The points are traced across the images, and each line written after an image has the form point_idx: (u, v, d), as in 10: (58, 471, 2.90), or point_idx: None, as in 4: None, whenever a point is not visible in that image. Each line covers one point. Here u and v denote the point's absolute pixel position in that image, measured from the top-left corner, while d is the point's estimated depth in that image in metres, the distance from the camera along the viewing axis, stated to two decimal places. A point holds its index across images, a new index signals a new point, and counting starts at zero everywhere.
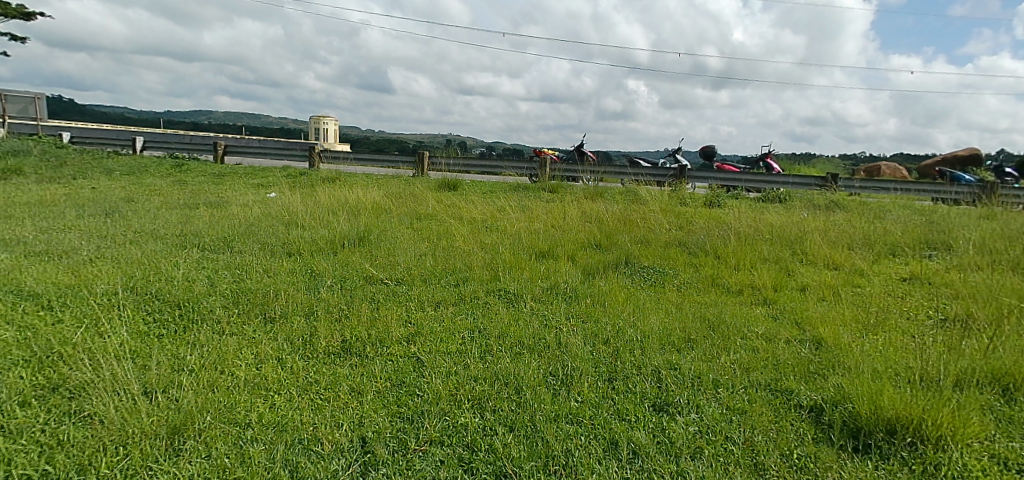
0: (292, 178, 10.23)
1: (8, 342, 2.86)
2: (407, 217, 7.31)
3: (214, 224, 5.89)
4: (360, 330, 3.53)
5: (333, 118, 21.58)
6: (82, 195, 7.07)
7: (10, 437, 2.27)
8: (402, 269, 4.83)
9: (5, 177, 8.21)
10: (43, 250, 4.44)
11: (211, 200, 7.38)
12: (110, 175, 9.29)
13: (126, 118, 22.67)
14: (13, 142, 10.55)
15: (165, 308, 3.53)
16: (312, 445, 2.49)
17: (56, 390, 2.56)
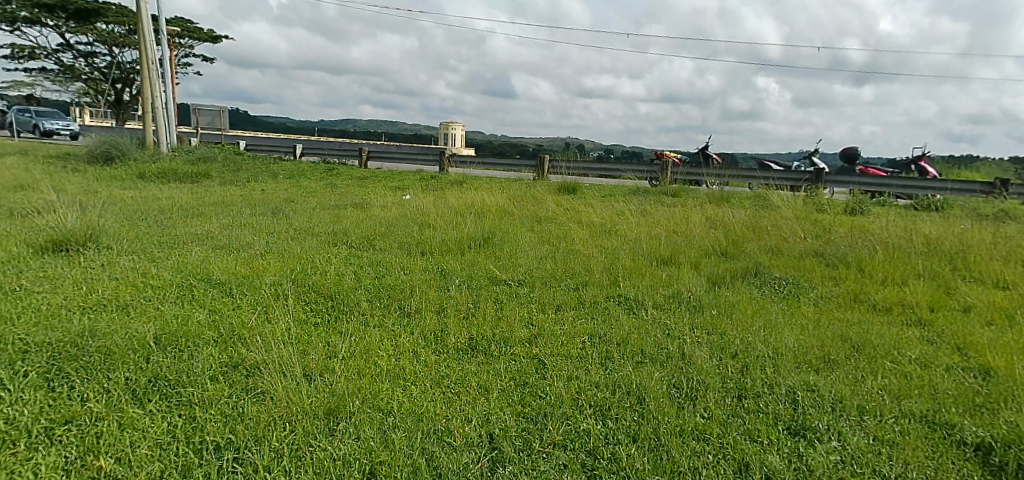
0: (424, 181, 10.86)
1: (201, 322, 3.33)
2: (528, 220, 7.49)
3: (358, 223, 6.43)
4: (485, 329, 3.68)
5: (459, 123, 22.56)
6: (252, 196, 8.05)
7: (203, 406, 2.59)
8: (524, 270, 4.96)
9: (197, 181, 9.56)
10: (224, 244, 5.12)
11: (356, 201, 8.06)
12: (275, 178, 10.47)
13: (282, 127, 25.36)
14: (201, 150, 12.26)
15: (319, 300, 3.92)
16: (445, 436, 2.65)
17: (236, 367, 2.92)
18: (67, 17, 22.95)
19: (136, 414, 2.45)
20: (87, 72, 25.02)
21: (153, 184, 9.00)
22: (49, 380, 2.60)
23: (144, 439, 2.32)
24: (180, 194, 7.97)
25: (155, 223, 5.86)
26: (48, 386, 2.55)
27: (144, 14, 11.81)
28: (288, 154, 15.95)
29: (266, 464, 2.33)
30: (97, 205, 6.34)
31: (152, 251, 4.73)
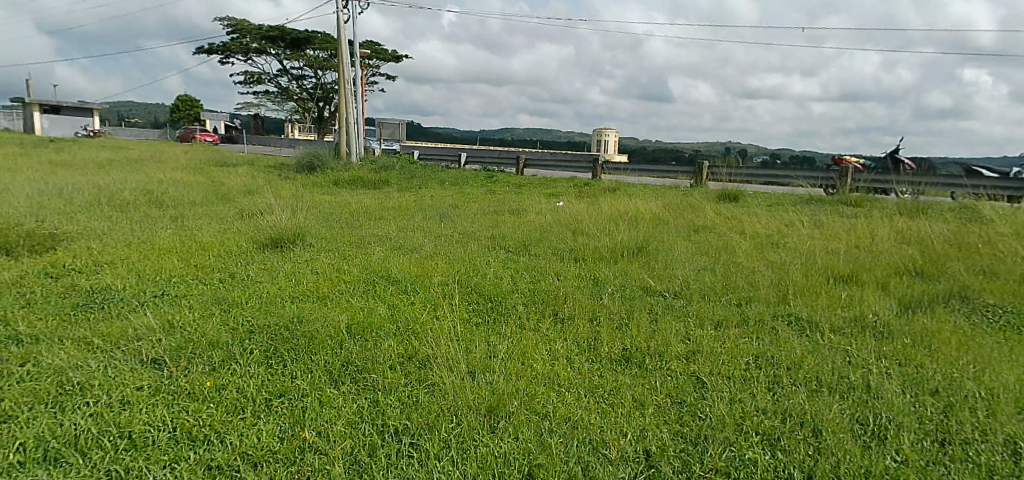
0: (578, 188, 10.94)
1: (381, 315, 3.69)
2: (685, 228, 7.21)
3: (516, 228, 6.68)
4: (641, 340, 3.61)
5: (613, 130, 22.43)
6: (423, 201, 8.74)
7: (382, 392, 2.86)
8: (681, 282, 4.78)
9: (378, 187, 10.62)
10: (400, 245, 5.62)
11: (513, 207, 8.38)
12: (442, 185, 11.26)
13: (446, 136, 27.17)
14: (381, 159, 13.59)
15: (480, 301, 4.14)
16: (601, 447, 2.64)
17: (410, 359, 3.19)
18: (284, 46, 26.84)
19: (332, 394, 2.78)
20: (296, 92, 29.04)
21: (344, 189, 10.17)
22: (267, 358, 3.05)
23: (338, 417, 2.61)
24: (364, 199, 8.91)
25: (345, 225, 6.62)
26: (266, 363, 3.00)
27: (342, 39, 13.40)
28: (453, 162, 17.05)
29: (436, 453, 2.50)
30: (301, 208, 7.32)
31: (342, 249, 5.35)
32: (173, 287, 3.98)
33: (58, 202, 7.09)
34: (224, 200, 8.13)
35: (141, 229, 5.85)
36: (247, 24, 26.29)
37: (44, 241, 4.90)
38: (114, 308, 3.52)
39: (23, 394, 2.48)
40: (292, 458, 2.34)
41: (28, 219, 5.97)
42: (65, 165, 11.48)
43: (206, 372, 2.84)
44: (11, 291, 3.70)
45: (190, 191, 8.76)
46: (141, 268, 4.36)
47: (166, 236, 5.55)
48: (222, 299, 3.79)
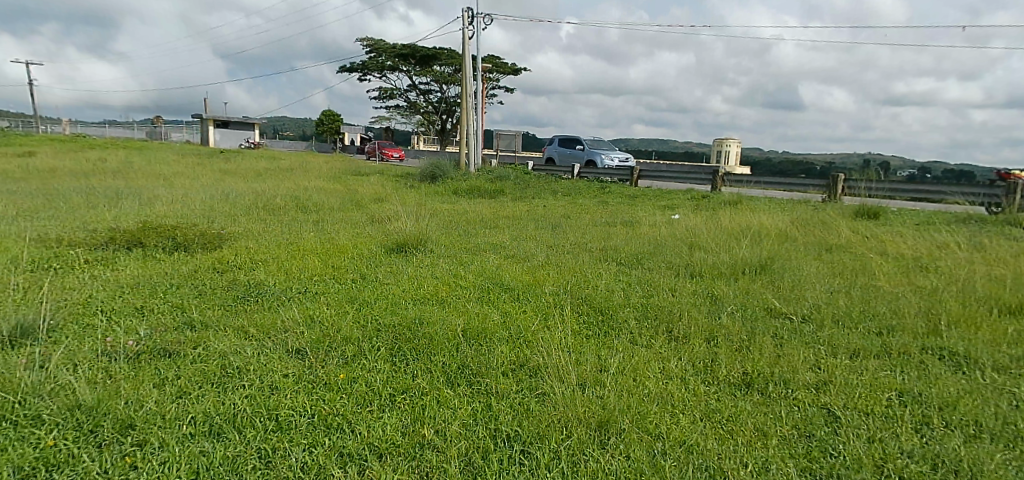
0: (696, 201, 10.54)
1: (494, 322, 3.79)
2: (815, 247, 6.69)
3: (630, 241, 6.57)
4: (763, 365, 3.40)
5: (735, 140, 21.38)
6: (536, 211, 8.87)
7: (495, 398, 2.93)
8: (810, 304, 4.43)
9: (494, 197, 10.94)
10: (514, 254, 5.74)
11: (626, 219, 8.25)
12: (555, 195, 11.36)
13: None
14: (497, 170, 13.96)
15: (591, 313, 4.12)
16: (718, 476, 2.52)
17: (521, 367, 3.25)
18: (413, 63, 28.52)
19: (450, 395, 2.90)
20: (422, 105, 30.72)
21: (463, 199, 10.59)
22: (392, 356, 3.25)
23: (455, 418, 2.72)
24: (480, 208, 9.22)
25: (464, 232, 6.88)
26: (390, 360, 3.20)
27: (466, 54, 14.00)
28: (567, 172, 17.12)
29: (546, 463, 2.52)
30: (424, 216, 7.74)
31: (460, 256, 5.57)
32: (314, 285, 4.37)
33: (224, 206, 8.07)
34: (357, 207, 8.79)
35: (287, 231, 6.48)
36: (382, 44, 28.31)
37: (213, 240, 5.60)
38: (265, 302, 3.93)
39: (195, 373, 2.83)
40: (412, 453, 2.47)
41: (200, 220, 6.85)
42: (229, 174, 13.04)
43: (340, 364, 3.09)
44: (187, 282, 4.26)
45: (327, 197, 9.59)
46: (288, 267, 4.83)
47: (309, 238, 6.12)
48: (353, 298, 4.10)
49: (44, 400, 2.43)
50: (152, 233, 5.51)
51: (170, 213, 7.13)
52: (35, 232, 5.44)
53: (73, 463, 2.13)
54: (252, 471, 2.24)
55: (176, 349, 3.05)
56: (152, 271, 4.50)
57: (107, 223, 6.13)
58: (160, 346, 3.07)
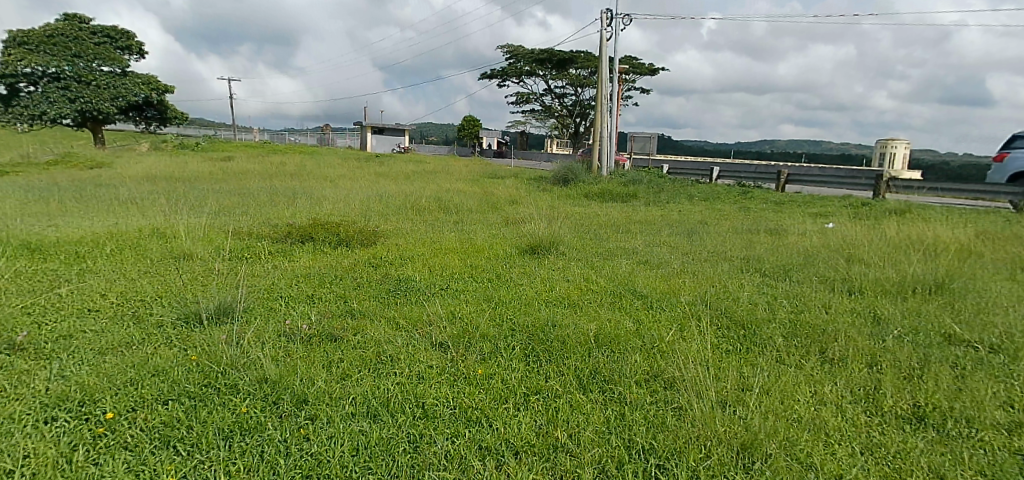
0: (854, 208, 9.55)
1: (628, 329, 3.74)
2: (1008, 265, 5.75)
3: (776, 251, 6.12)
4: (938, 398, 3.00)
5: (904, 141, 19.06)
6: (672, 216, 8.59)
7: (629, 408, 2.90)
8: (1001, 332, 3.83)
9: (626, 200, 10.76)
10: (648, 260, 5.61)
11: (772, 227, 7.70)
12: (692, 200, 10.91)
13: (698, 149, 26.20)
14: (630, 173, 13.71)
15: (732, 326, 3.90)
16: None
17: (656, 377, 3.18)
18: (551, 67, 28.90)
19: (583, 401, 2.91)
20: (557, 109, 31.03)
21: (595, 202, 10.56)
22: (526, 356, 3.35)
23: (589, 424, 2.73)
24: (613, 211, 9.12)
25: (597, 236, 6.87)
26: (525, 360, 3.29)
27: (604, 56, 13.93)
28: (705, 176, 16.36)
29: None
30: (557, 219, 7.84)
31: (593, 260, 5.56)
32: (454, 282, 4.62)
33: (377, 206, 8.81)
34: (494, 208, 9.13)
35: (431, 231, 6.90)
36: (521, 50, 29.07)
37: (369, 237, 6.14)
38: (412, 296, 4.24)
39: (354, 358, 3.13)
40: (546, 454, 2.52)
41: (358, 218, 7.55)
42: (382, 176, 14.21)
43: (479, 360, 3.24)
44: (347, 274, 4.72)
45: (467, 199, 10.04)
46: (433, 264, 5.15)
47: (450, 237, 6.47)
48: (490, 297, 4.27)
49: (238, 371, 2.82)
50: (318, 229, 6.16)
51: (334, 211, 7.95)
52: (230, 225, 6.34)
53: (260, 429, 2.44)
54: (403, 453, 2.43)
55: (339, 334, 3.39)
56: (318, 263, 5.03)
57: (285, 219, 6.97)
58: (326, 331, 3.43)
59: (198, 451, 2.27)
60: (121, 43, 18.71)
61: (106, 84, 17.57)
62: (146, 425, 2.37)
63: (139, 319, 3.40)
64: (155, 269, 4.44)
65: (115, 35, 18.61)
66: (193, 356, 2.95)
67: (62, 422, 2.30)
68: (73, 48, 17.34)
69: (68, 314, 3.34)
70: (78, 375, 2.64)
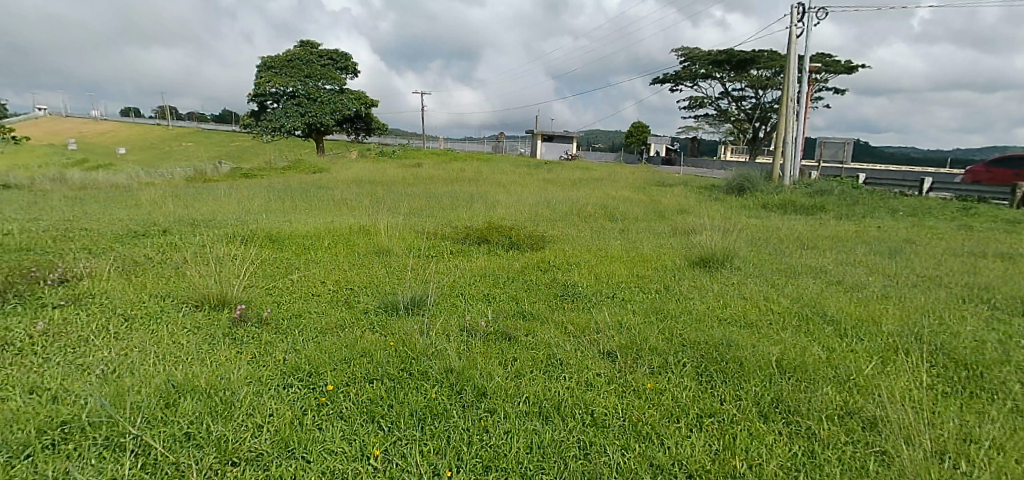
0: None
1: (817, 357, 3.41)
2: None
3: (1010, 279, 5.13)
4: None
5: None
6: (869, 233, 7.63)
7: (819, 444, 2.65)
8: None
9: (813, 213, 9.79)
10: (840, 281, 5.06)
11: (1005, 250, 6.47)
12: (895, 215, 9.58)
13: (905, 156, 22.88)
14: (819, 183, 12.43)
15: (950, 366, 3.36)
16: None
17: (852, 414, 2.86)
18: (729, 69, 27.28)
19: (764, 430, 2.73)
20: (733, 113, 29.19)
21: (775, 214, 9.75)
22: (698, 374, 3.23)
23: (771, 457, 2.56)
24: (798, 225, 8.36)
25: (778, 251, 6.36)
26: (697, 378, 3.17)
27: (792, 54, 12.83)
28: (912, 188, 14.24)
29: None
30: (733, 231, 7.40)
31: (773, 277, 5.17)
32: (623, 291, 4.60)
33: (546, 211, 9.06)
34: (662, 217, 8.89)
35: (599, 238, 6.94)
36: (698, 52, 27.88)
37: (538, 241, 6.36)
38: (579, 302, 4.30)
39: (527, 358, 3.27)
40: None
41: (528, 223, 7.85)
42: (551, 182, 14.61)
43: (649, 374, 3.19)
44: (518, 276, 4.94)
45: (636, 207, 9.90)
46: (600, 271, 5.18)
47: (617, 245, 6.45)
48: (659, 309, 4.17)
49: (428, 360, 3.11)
50: (493, 232, 6.53)
51: (507, 216, 8.35)
52: (418, 226, 7.00)
53: (447, 416, 2.67)
54: (575, 458, 2.49)
55: (512, 334, 3.57)
56: (494, 265, 5.34)
57: (463, 221, 7.50)
58: (502, 330, 3.63)
59: (397, 429, 2.55)
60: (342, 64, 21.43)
61: (328, 100, 20.37)
62: (356, 400, 2.72)
63: (349, 305, 3.91)
64: (360, 261, 5.07)
65: (337, 58, 21.43)
66: (391, 342, 3.32)
67: (294, 389, 2.74)
68: (306, 70, 20.38)
69: (297, 296, 3.96)
70: (306, 350, 3.12)
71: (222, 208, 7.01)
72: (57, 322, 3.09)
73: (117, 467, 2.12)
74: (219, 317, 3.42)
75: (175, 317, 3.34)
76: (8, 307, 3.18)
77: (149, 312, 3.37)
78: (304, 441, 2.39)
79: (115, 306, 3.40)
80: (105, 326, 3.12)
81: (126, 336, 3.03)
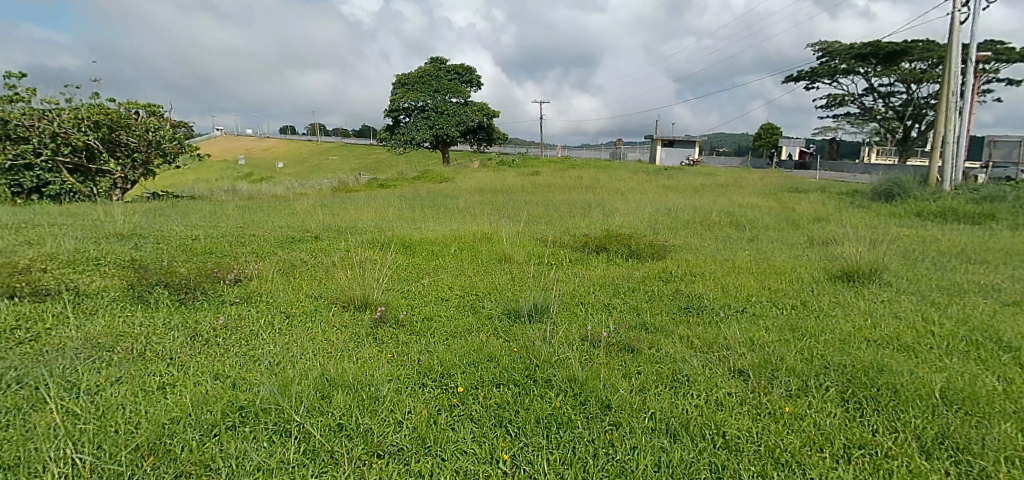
0: None
1: (992, 388, 3.00)
2: None
3: None
4: None
5: None
6: None
7: None
8: None
9: (982, 223, 8.60)
10: (1018, 302, 4.40)
11: None
12: None
13: None
14: (989, 187, 10.87)
15: None
16: None
17: None
18: (875, 63, 24.79)
19: (926, 469, 2.46)
20: (880, 111, 26.40)
21: (933, 223, 8.69)
22: (844, 400, 2.97)
23: None
24: (962, 235, 7.39)
25: (938, 265, 5.66)
26: (843, 405, 2.92)
27: (955, 43, 11.38)
28: None
29: None
30: (882, 242, 6.70)
31: (932, 295, 4.62)
32: (754, 306, 4.35)
33: (666, 219, 8.80)
34: (796, 226, 8.28)
35: (726, 248, 6.62)
36: (838, 46, 25.65)
37: (660, 250, 6.19)
38: (706, 315, 4.13)
39: (653, 372, 3.20)
40: None
41: (648, 231, 7.67)
42: (672, 189, 14.16)
43: (787, 396, 2.99)
44: (639, 287, 4.85)
45: (766, 215, 9.32)
46: (727, 283, 4.94)
47: (746, 256, 6.11)
48: (795, 327, 3.89)
49: (552, 368, 3.16)
50: (614, 241, 6.47)
51: (626, 224, 8.22)
52: (538, 234, 7.11)
53: (572, 426, 2.70)
54: None
55: (635, 346, 3.51)
56: (615, 274, 5.29)
57: (582, 229, 7.50)
58: (624, 341, 3.58)
59: (525, 435, 2.62)
60: (467, 78, 22.32)
61: (453, 112, 21.33)
62: (485, 403, 2.83)
63: (475, 310, 4.08)
64: (485, 268, 5.27)
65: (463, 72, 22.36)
66: (516, 348, 3.41)
67: (430, 389, 2.91)
68: (434, 85, 21.51)
69: (429, 300, 4.20)
70: (437, 352, 3.29)
71: (362, 216, 7.62)
72: (234, 316, 3.55)
73: (284, 450, 2.38)
74: (362, 317, 3.73)
75: (325, 316, 3.69)
76: (197, 302, 3.71)
77: (305, 310, 3.76)
78: (439, 440, 2.53)
79: (279, 304, 3.83)
80: (270, 321, 3.53)
81: (287, 331, 3.40)
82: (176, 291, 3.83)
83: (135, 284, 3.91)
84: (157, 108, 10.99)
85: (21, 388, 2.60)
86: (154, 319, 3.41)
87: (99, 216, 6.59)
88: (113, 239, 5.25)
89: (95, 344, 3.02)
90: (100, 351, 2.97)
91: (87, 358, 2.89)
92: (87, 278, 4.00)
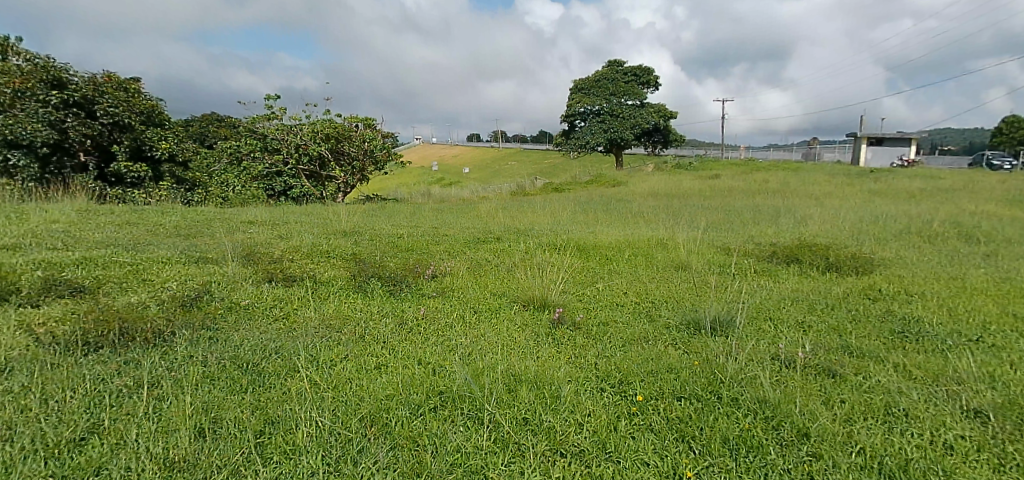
0: None
1: None
2: None
3: None
4: None
5: None
6: None
7: None
8: None
9: None
10: None
11: None
12: None
13: None
14: None
15: None
16: None
17: None
18: None
19: None
20: None
21: None
22: None
23: None
24: None
25: None
26: None
27: None
28: None
29: None
30: None
31: None
32: (993, 334, 3.66)
33: (873, 228, 7.77)
34: None
35: (954, 263, 5.66)
36: None
37: (865, 264, 5.49)
38: (926, 342, 3.57)
39: (860, 401, 2.86)
40: None
41: (849, 242, 6.84)
42: (879, 194, 12.41)
43: None
44: (839, 304, 4.35)
45: (1009, 226, 7.76)
46: (955, 306, 4.23)
47: (982, 274, 5.16)
48: None
49: (739, 386, 2.98)
50: (809, 251, 5.89)
51: (821, 233, 7.42)
52: (720, 241, 6.75)
53: (763, 451, 2.53)
54: None
55: (838, 370, 3.15)
56: (810, 288, 4.82)
57: (770, 238, 6.94)
58: (823, 363, 3.24)
59: (710, 454, 2.52)
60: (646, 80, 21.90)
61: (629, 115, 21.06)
62: (667, 415, 2.77)
63: (652, 317, 4.01)
64: (664, 274, 5.15)
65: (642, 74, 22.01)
66: (697, 361, 3.28)
67: (608, 394, 2.93)
68: (612, 88, 21.48)
69: (606, 305, 4.23)
70: (615, 358, 3.30)
71: (541, 220, 7.91)
72: (432, 308, 3.93)
73: (478, 436, 2.58)
74: (542, 317, 3.88)
75: (508, 314, 3.90)
76: (403, 294, 4.17)
77: (491, 307, 4.02)
78: (621, 448, 2.54)
79: (469, 299, 4.15)
80: (461, 315, 3.84)
81: (476, 326, 3.67)
82: (386, 283, 4.35)
83: (355, 275, 4.51)
84: (372, 121, 12.52)
85: (277, 357, 3.16)
86: (369, 307, 3.91)
87: (326, 216, 7.69)
88: (338, 235, 6.11)
89: (327, 325, 3.56)
90: (331, 332, 3.48)
91: (322, 337, 3.41)
92: (321, 268, 4.72)
